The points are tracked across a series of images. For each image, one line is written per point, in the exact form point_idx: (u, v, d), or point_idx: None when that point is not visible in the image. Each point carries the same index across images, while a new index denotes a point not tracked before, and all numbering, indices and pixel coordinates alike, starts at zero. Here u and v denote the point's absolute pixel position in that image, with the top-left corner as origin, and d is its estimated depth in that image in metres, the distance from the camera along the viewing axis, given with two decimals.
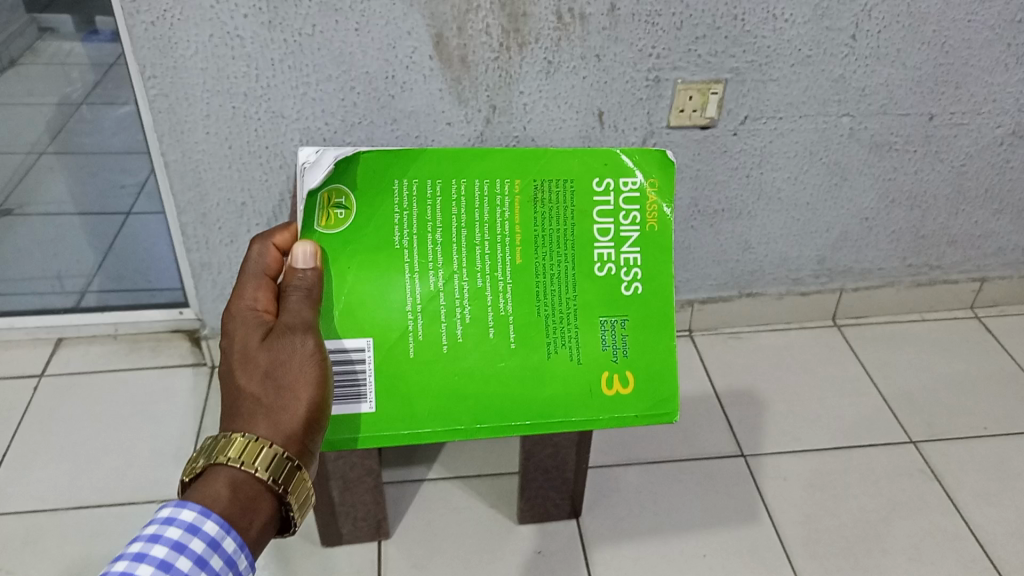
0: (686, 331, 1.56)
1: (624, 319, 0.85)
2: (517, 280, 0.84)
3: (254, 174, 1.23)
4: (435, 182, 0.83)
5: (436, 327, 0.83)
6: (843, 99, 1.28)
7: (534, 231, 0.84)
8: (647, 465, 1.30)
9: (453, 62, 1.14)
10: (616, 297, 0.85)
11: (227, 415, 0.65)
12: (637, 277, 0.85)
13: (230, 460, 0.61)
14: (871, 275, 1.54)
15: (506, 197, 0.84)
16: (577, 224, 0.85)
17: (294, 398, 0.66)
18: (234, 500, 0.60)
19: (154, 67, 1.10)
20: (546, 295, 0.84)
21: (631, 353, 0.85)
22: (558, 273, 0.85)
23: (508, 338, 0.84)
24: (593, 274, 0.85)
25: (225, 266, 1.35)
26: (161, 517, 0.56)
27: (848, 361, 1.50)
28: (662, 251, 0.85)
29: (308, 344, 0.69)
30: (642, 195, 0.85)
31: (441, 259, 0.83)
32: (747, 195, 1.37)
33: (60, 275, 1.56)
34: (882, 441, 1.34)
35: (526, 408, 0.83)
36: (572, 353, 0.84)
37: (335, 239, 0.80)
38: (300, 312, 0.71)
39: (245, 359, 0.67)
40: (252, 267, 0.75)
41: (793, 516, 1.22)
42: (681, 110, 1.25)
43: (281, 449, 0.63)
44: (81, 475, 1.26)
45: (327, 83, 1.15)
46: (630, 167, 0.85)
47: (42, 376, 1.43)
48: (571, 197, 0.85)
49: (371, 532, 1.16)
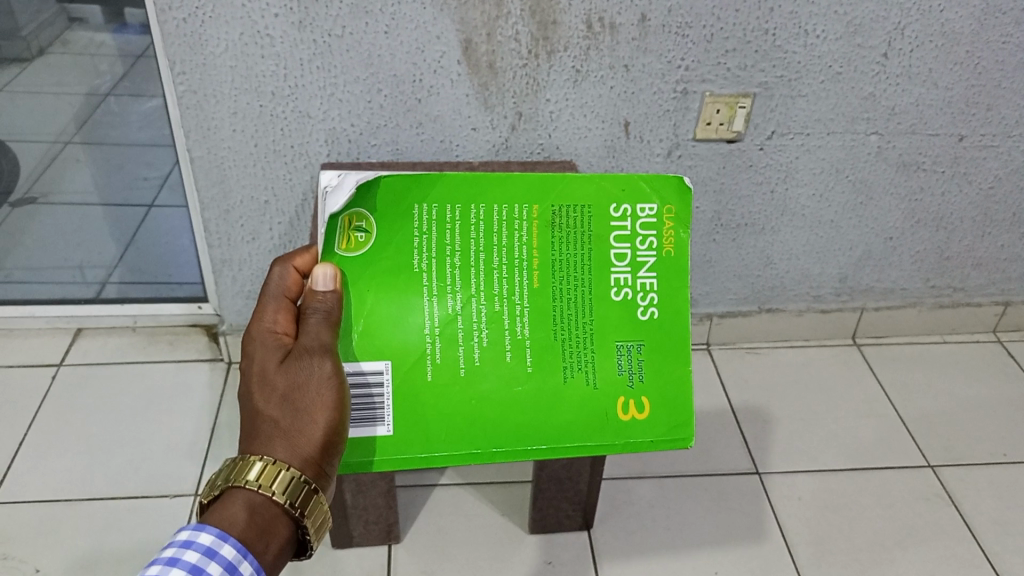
0: (704, 345, 1.54)
1: (641, 344, 0.85)
2: (534, 304, 0.84)
3: (278, 172, 1.24)
4: (455, 208, 0.84)
5: (454, 351, 0.82)
6: (872, 117, 1.27)
7: (552, 256, 0.84)
8: (660, 480, 1.28)
9: (480, 68, 1.14)
10: (634, 322, 0.84)
11: (245, 437, 0.65)
12: (654, 302, 0.85)
13: (248, 482, 0.61)
14: (894, 295, 1.52)
15: (525, 221, 0.85)
16: (595, 248, 0.85)
17: (311, 421, 0.66)
18: (251, 524, 0.60)
19: (184, 64, 1.11)
20: (562, 318, 0.84)
21: (648, 379, 0.84)
22: (575, 297, 0.84)
23: (524, 362, 0.83)
24: (610, 298, 0.84)
25: (245, 263, 1.35)
26: (179, 540, 0.56)
27: (867, 381, 1.49)
28: (678, 277, 0.85)
29: (326, 366, 0.69)
30: (658, 220, 0.86)
31: (460, 282, 0.83)
32: (771, 211, 1.36)
33: (82, 266, 1.59)
34: (899, 464, 1.32)
35: (542, 432, 0.82)
36: (588, 377, 0.84)
37: (356, 262, 0.80)
38: (319, 334, 0.71)
39: (264, 381, 0.67)
40: (273, 289, 0.75)
41: (806, 537, 1.20)
42: (708, 122, 1.24)
43: (298, 472, 0.63)
44: (96, 466, 1.27)
45: (354, 85, 1.15)
46: (648, 193, 0.85)
47: (60, 366, 1.44)
48: (589, 221, 0.85)
49: (381, 536, 1.15)
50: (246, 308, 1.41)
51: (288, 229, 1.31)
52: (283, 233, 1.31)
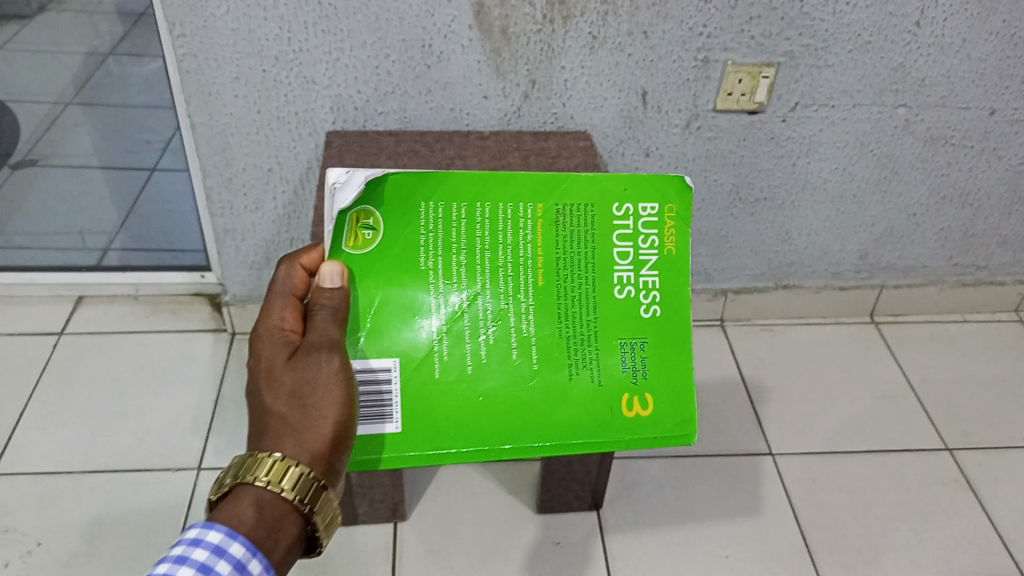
0: (718, 321, 1.51)
1: (643, 341, 0.81)
2: (539, 301, 0.80)
3: (282, 140, 1.19)
4: (460, 206, 0.80)
5: (461, 349, 0.78)
6: (901, 88, 1.21)
7: (557, 254, 0.81)
8: (671, 460, 1.26)
9: (493, 33, 1.09)
10: (637, 321, 0.81)
11: (253, 436, 0.62)
12: (656, 300, 0.82)
13: (256, 479, 0.58)
14: (914, 273, 1.48)
15: (530, 219, 0.81)
16: (599, 246, 0.81)
17: (319, 417, 0.63)
18: (259, 522, 0.57)
19: (184, 26, 1.06)
20: (567, 315, 0.80)
21: (651, 375, 0.81)
22: (580, 296, 0.81)
23: (530, 360, 0.79)
24: (614, 296, 0.81)
25: (249, 233, 1.31)
26: (187, 538, 0.53)
27: (884, 360, 1.45)
28: (681, 274, 0.81)
29: (335, 362, 0.66)
30: (661, 219, 0.82)
31: (465, 279, 0.79)
32: (791, 185, 1.32)
33: (83, 232, 1.56)
34: (916, 447, 1.30)
35: (547, 430, 0.78)
36: (593, 374, 0.80)
37: (361, 260, 0.76)
38: (327, 329, 0.68)
39: (271, 379, 0.64)
40: (280, 286, 0.72)
41: (820, 521, 1.18)
42: (729, 93, 1.19)
43: (307, 469, 0.60)
44: (98, 438, 1.25)
45: (360, 50, 1.10)
46: (649, 192, 0.82)
47: (62, 335, 1.42)
48: (593, 220, 0.81)
49: (387, 514, 1.13)
50: (250, 279, 1.38)
51: (292, 199, 1.27)
52: (288, 202, 1.27)
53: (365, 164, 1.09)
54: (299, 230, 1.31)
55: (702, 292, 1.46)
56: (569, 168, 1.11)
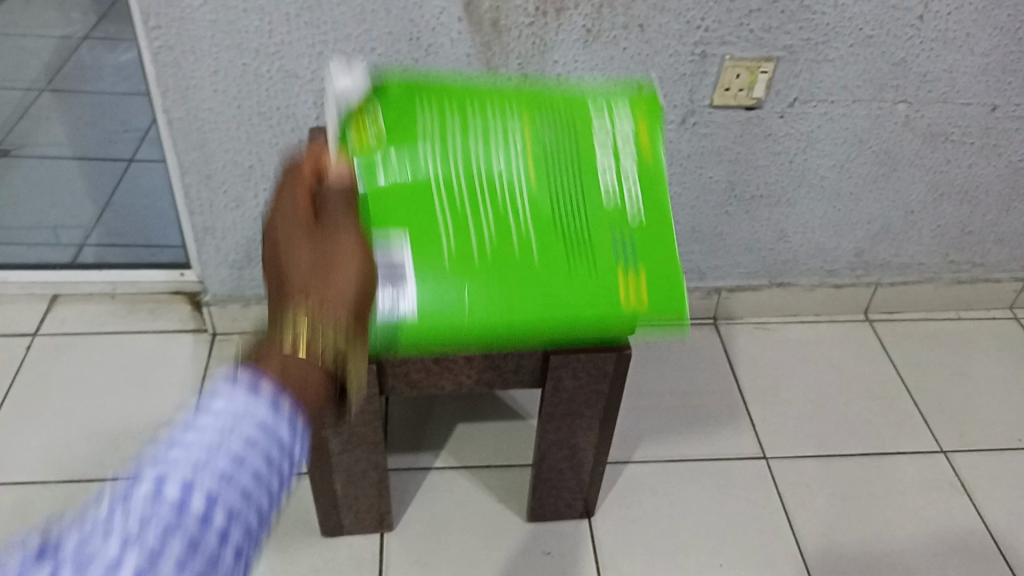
0: (710, 319, 1.48)
1: (631, 228, 0.84)
2: (528, 192, 0.84)
3: (263, 136, 1.15)
4: (454, 117, 0.85)
5: (462, 241, 0.82)
6: (902, 84, 1.18)
7: (545, 155, 0.85)
8: (664, 464, 1.23)
9: (483, 25, 1.05)
10: (621, 209, 0.84)
11: (272, 308, 0.59)
12: (635, 179, 0.86)
13: (279, 342, 0.54)
14: (910, 270, 1.46)
15: (518, 129, 0.86)
16: (580, 140, 0.86)
17: (340, 275, 0.60)
18: (285, 379, 0.52)
19: (160, 17, 1.01)
20: (555, 213, 0.84)
21: (642, 255, 0.83)
22: (564, 187, 0.85)
23: (525, 246, 0.83)
24: (595, 178, 0.85)
25: (229, 231, 1.27)
26: (223, 386, 0.49)
27: (879, 360, 1.43)
28: (652, 151, 0.86)
29: (354, 235, 0.63)
30: (631, 112, 0.88)
31: (462, 180, 0.84)
32: (788, 182, 1.29)
33: (56, 227, 1.51)
34: (911, 449, 1.28)
35: (547, 322, 0.80)
36: (586, 258, 0.83)
37: (367, 164, 0.83)
38: (341, 215, 0.66)
39: (287, 253, 0.61)
40: (291, 177, 0.69)
41: (815, 526, 1.16)
42: (727, 88, 1.15)
43: (332, 329, 0.56)
44: (74, 446, 1.20)
45: (345, 43, 1.06)
46: (616, 98, 0.88)
47: (35, 336, 1.36)
48: (575, 136, 0.86)
49: (373, 524, 1.10)
50: (230, 278, 1.33)
51: None
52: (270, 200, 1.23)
53: None
54: None
55: (695, 290, 1.43)
56: None
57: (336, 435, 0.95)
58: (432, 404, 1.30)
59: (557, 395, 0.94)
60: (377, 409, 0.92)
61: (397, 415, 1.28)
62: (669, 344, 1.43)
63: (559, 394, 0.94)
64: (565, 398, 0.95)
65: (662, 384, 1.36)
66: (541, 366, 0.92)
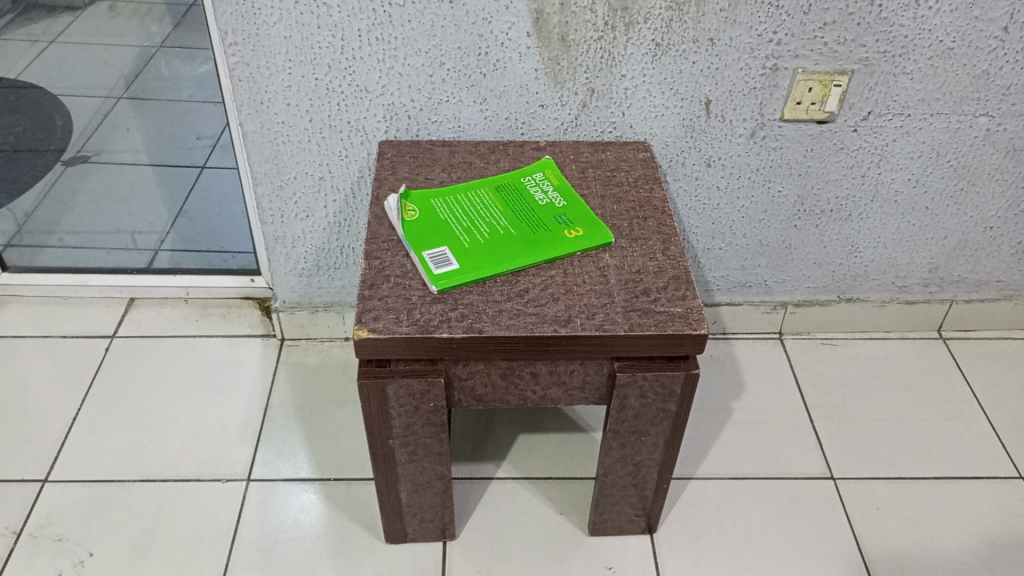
0: (775, 333, 1.45)
1: (569, 205, 1.01)
2: (502, 209, 1.00)
3: (334, 149, 1.17)
4: (449, 198, 1.02)
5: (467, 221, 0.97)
6: (983, 97, 1.15)
7: (507, 206, 1.01)
8: (728, 480, 1.22)
9: (552, 40, 1.06)
10: (568, 220, 0.99)
11: None
12: (564, 202, 1.02)
13: None
14: (987, 287, 1.41)
15: (487, 197, 1.02)
16: (529, 198, 1.02)
17: None
18: None
19: (236, 34, 1.04)
20: (519, 214, 1.00)
21: (580, 218, 0.99)
22: (522, 209, 1.00)
23: None
24: (543, 205, 1.01)
25: (299, 240, 1.29)
26: None
27: (953, 379, 1.38)
28: (575, 199, 1.02)
29: None
30: (555, 183, 1.05)
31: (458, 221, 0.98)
32: (860, 196, 1.26)
33: (134, 234, 1.58)
34: (988, 474, 1.24)
35: (533, 243, 0.95)
36: (552, 223, 0.98)
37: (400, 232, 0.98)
38: None
39: None
40: None
41: (885, 551, 1.13)
42: (798, 102, 1.14)
43: None
44: (149, 445, 1.25)
45: (415, 58, 1.08)
46: (546, 174, 1.06)
47: (113, 338, 1.41)
48: (524, 195, 1.03)
49: (436, 533, 1.11)
50: (299, 286, 1.36)
51: (343, 207, 1.24)
52: (339, 211, 1.25)
53: (419, 177, 1.07)
54: (350, 238, 1.29)
55: (760, 304, 1.41)
56: (629, 182, 1.07)
57: (402, 446, 0.96)
58: (494, 415, 1.31)
59: (622, 413, 0.93)
60: (444, 422, 0.93)
61: (460, 423, 1.29)
62: (733, 358, 1.41)
63: (624, 412, 0.93)
64: (631, 416, 0.94)
65: (725, 399, 1.34)
66: (606, 383, 0.92)
